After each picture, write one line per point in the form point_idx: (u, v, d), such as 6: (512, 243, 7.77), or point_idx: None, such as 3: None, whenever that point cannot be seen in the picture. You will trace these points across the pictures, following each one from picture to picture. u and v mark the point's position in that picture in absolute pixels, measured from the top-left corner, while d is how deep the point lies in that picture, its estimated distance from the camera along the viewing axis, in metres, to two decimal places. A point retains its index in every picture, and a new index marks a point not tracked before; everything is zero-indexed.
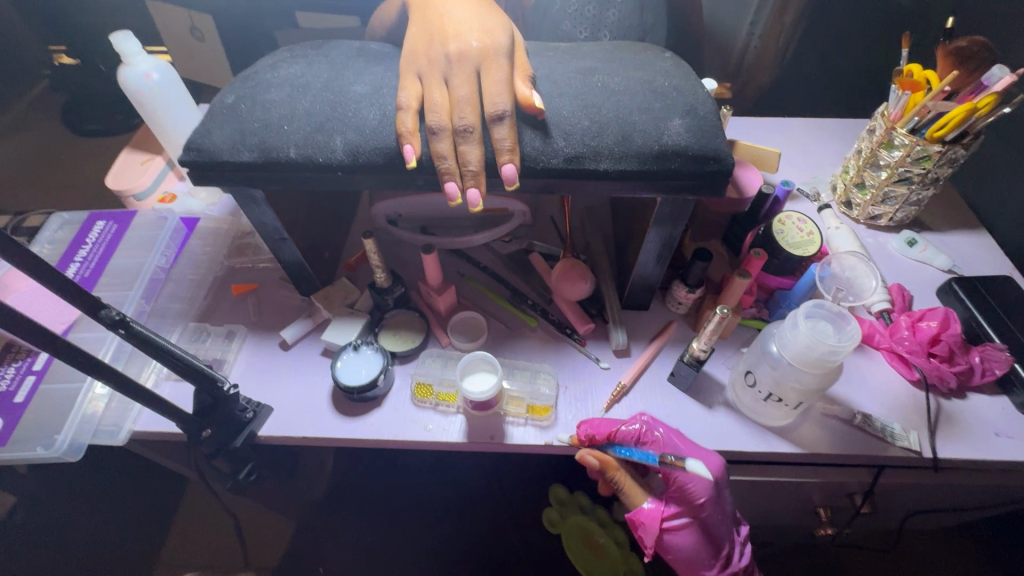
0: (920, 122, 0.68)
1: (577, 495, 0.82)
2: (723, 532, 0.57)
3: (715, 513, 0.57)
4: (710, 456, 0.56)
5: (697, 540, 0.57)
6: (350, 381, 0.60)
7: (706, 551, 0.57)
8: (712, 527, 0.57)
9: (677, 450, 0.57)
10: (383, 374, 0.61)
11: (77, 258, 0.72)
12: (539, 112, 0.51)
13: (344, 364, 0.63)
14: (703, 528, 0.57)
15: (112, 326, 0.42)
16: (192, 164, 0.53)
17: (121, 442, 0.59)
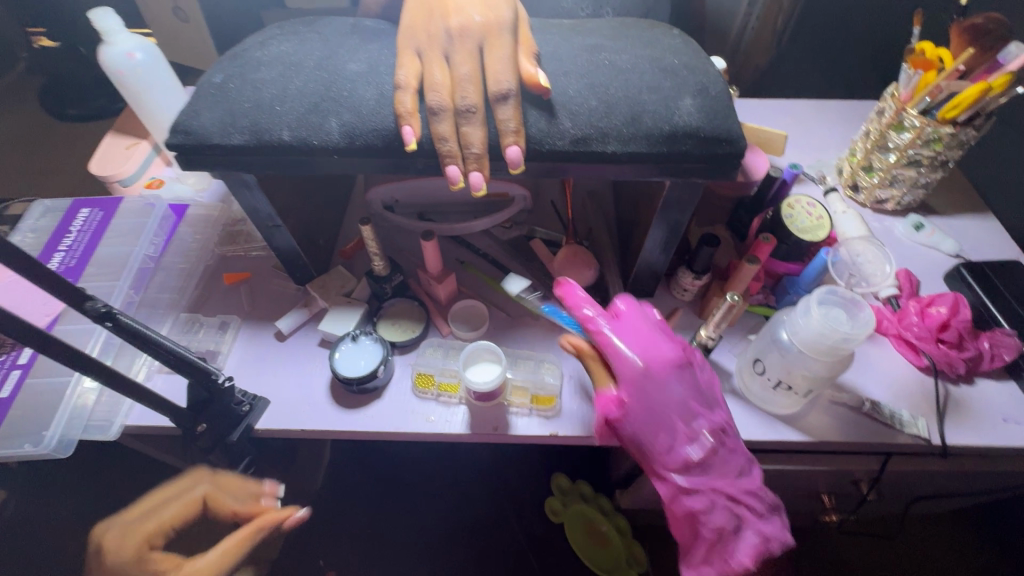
0: (932, 103, 0.66)
1: (579, 484, 0.82)
2: (676, 422, 0.51)
3: (677, 398, 0.52)
4: (672, 348, 0.54)
5: (650, 427, 0.52)
6: (348, 373, 0.59)
7: (674, 441, 0.51)
8: (672, 413, 0.51)
9: (645, 329, 0.55)
10: (383, 365, 0.60)
11: (61, 247, 0.70)
12: (545, 91, 0.49)
13: (343, 356, 0.61)
14: (659, 415, 0.51)
15: (97, 319, 0.39)
16: (179, 147, 0.51)
17: (113, 437, 0.57)
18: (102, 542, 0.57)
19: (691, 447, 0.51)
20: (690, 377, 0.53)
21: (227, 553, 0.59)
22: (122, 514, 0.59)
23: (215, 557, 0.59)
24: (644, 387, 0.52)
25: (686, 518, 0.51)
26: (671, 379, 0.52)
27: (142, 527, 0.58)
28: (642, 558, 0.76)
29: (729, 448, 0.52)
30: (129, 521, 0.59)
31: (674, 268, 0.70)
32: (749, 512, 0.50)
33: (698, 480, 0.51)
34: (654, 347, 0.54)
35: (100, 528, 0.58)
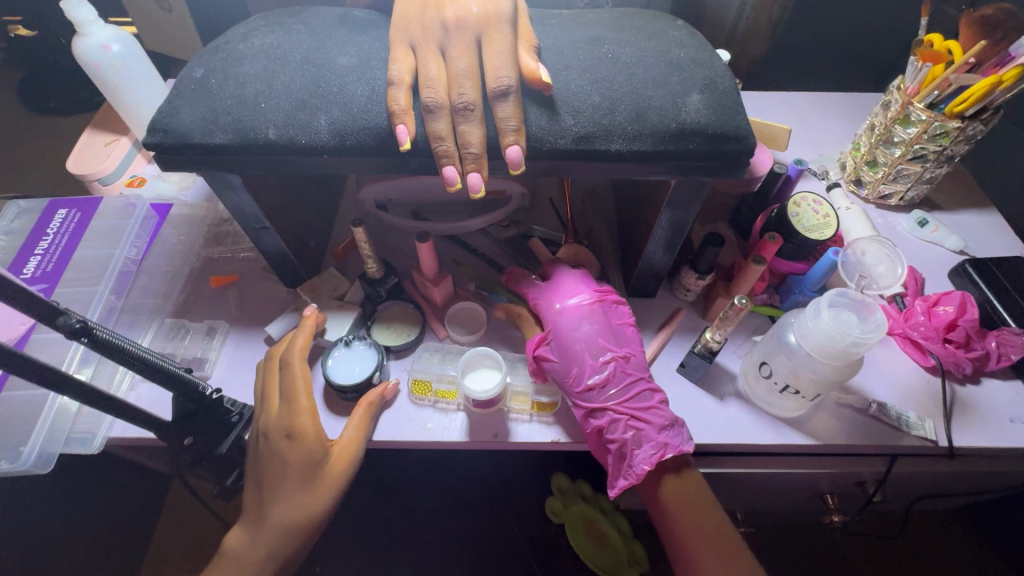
0: (939, 96, 0.65)
1: (579, 483, 0.79)
2: (581, 353, 0.54)
3: (578, 328, 0.55)
4: (580, 289, 0.58)
5: (560, 359, 0.55)
6: (342, 381, 0.57)
7: (575, 368, 0.54)
8: (574, 344, 0.55)
9: (560, 279, 0.60)
10: (377, 372, 0.57)
11: (37, 251, 0.66)
12: (546, 86, 0.46)
13: (337, 361, 0.59)
14: (566, 348, 0.55)
15: (72, 335, 0.37)
16: (157, 146, 0.48)
17: (95, 450, 0.54)
18: (292, 427, 0.52)
19: (594, 373, 0.53)
20: (593, 310, 0.56)
21: (360, 427, 0.55)
22: (286, 397, 0.54)
23: (352, 431, 0.54)
24: (555, 325, 0.56)
25: (597, 439, 0.53)
26: (579, 317, 0.56)
27: (303, 404, 0.53)
28: (641, 557, 0.75)
29: (631, 373, 0.54)
30: (284, 385, 0.54)
31: (677, 268, 0.68)
32: (647, 425, 0.51)
33: (603, 400, 0.53)
34: (568, 295, 0.58)
35: (286, 421, 0.53)
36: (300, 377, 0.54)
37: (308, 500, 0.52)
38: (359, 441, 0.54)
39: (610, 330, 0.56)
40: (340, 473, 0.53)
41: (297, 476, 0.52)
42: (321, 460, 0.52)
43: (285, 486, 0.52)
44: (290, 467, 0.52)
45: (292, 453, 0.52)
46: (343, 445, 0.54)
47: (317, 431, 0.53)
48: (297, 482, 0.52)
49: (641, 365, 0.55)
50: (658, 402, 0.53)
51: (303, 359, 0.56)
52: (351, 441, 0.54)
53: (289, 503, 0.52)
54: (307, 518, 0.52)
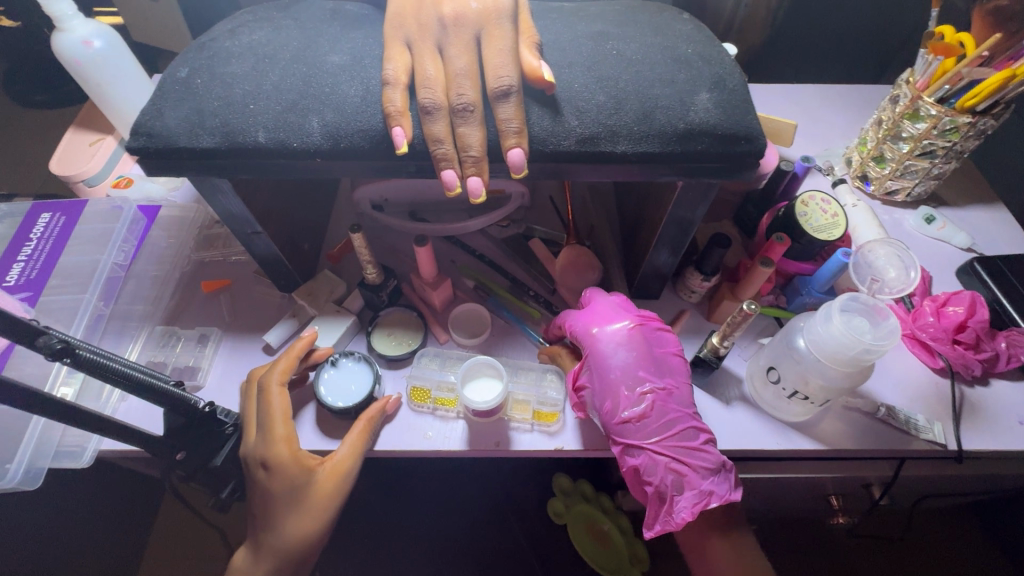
0: (950, 91, 0.63)
1: (580, 484, 0.78)
2: (618, 384, 0.51)
3: (614, 358, 0.52)
4: (621, 316, 0.55)
5: (596, 392, 0.52)
6: (340, 404, 0.54)
7: (611, 399, 0.51)
8: (611, 375, 0.52)
9: (599, 307, 0.57)
10: (377, 387, 0.56)
11: (20, 257, 0.64)
12: (549, 85, 0.44)
13: (329, 383, 0.57)
14: (602, 380, 0.52)
15: (53, 356, 0.35)
16: (141, 150, 0.45)
17: (85, 464, 0.52)
18: (268, 457, 0.51)
19: (630, 405, 0.50)
20: (633, 339, 0.53)
21: (356, 444, 0.53)
22: (263, 425, 0.51)
23: (346, 449, 0.52)
24: (593, 353, 0.53)
25: (633, 478, 0.50)
26: (618, 345, 0.53)
27: (281, 430, 0.51)
28: (643, 557, 0.74)
29: (674, 409, 0.50)
30: (261, 412, 0.52)
31: (681, 269, 0.67)
32: (691, 469, 0.48)
33: (640, 437, 0.50)
34: (609, 320, 0.55)
35: (264, 450, 0.51)
36: (277, 404, 0.52)
37: (303, 520, 0.51)
38: (352, 458, 0.52)
39: (652, 360, 0.53)
40: (330, 491, 0.51)
41: (289, 498, 0.51)
42: (308, 482, 0.51)
43: (278, 509, 0.51)
44: (278, 491, 0.51)
45: (275, 482, 0.50)
46: (333, 463, 0.52)
47: (299, 455, 0.51)
48: (289, 505, 0.51)
49: (685, 399, 0.52)
50: (702, 443, 0.50)
51: (281, 383, 0.53)
52: (343, 459, 0.52)
53: (286, 521, 0.51)
54: (305, 534, 0.51)
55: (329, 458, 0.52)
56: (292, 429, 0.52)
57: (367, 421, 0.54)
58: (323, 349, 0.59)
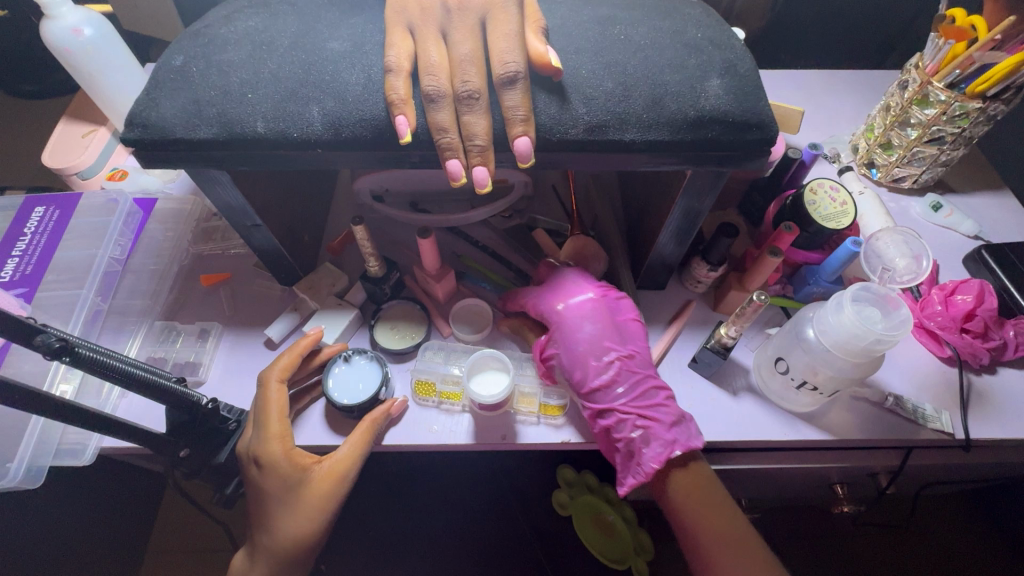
0: (961, 76, 0.62)
1: (585, 475, 0.79)
2: (585, 353, 0.53)
3: (577, 327, 0.54)
4: (583, 287, 0.56)
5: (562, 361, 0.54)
6: (346, 400, 0.54)
7: (577, 367, 0.53)
8: (576, 344, 0.53)
9: (556, 279, 0.58)
10: (383, 388, 0.55)
11: (14, 252, 0.63)
12: (556, 71, 0.43)
13: (338, 379, 0.56)
14: (568, 350, 0.54)
15: (53, 355, 0.34)
16: (136, 142, 0.44)
17: (88, 461, 0.52)
18: (261, 454, 0.50)
19: (598, 372, 0.52)
20: (595, 308, 0.55)
21: (358, 445, 0.52)
22: (259, 422, 0.51)
23: (347, 450, 0.51)
24: (557, 325, 0.55)
25: (604, 435, 0.52)
26: (582, 316, 0.54)
27: (275, 430, 0.50)
28: (649, 545, 0.75)
29: (637, 371, 0.52)
30: (258, 409, 0.51)
31: (687, 259, 0.66)
32: (655, 423, 0.50)
33: (608, 399, 0.52)
34: (572, 292, 0.56)
35: (256, 448, 0.50)
36: (273, 403, 0.51)
37: (297, 521, 0.50)
38: (350, 461, 0.51)
39: (616, 327, 0.55)
40: (325, 492, 0.50)
41: (284, 498, 0.50)
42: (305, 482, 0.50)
43: (272, 508, 0.50)
44: (272, 490, 0.50)
45: (268, 480, 0.50)
46: (331, 467, 0.51)
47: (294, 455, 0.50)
48: (282, 504, 0.50)
49: (647, 362, 0.54)
50: (665, 399, 0.52)
51: (280, 381, 0.53)
52: (342, 462, 0.51)
53: (281, 521, 0.50)
54: (299, 535, 0.50)
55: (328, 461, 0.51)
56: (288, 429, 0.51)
57: (369, 424, 0.52)
58: (333, 347, 0.58)
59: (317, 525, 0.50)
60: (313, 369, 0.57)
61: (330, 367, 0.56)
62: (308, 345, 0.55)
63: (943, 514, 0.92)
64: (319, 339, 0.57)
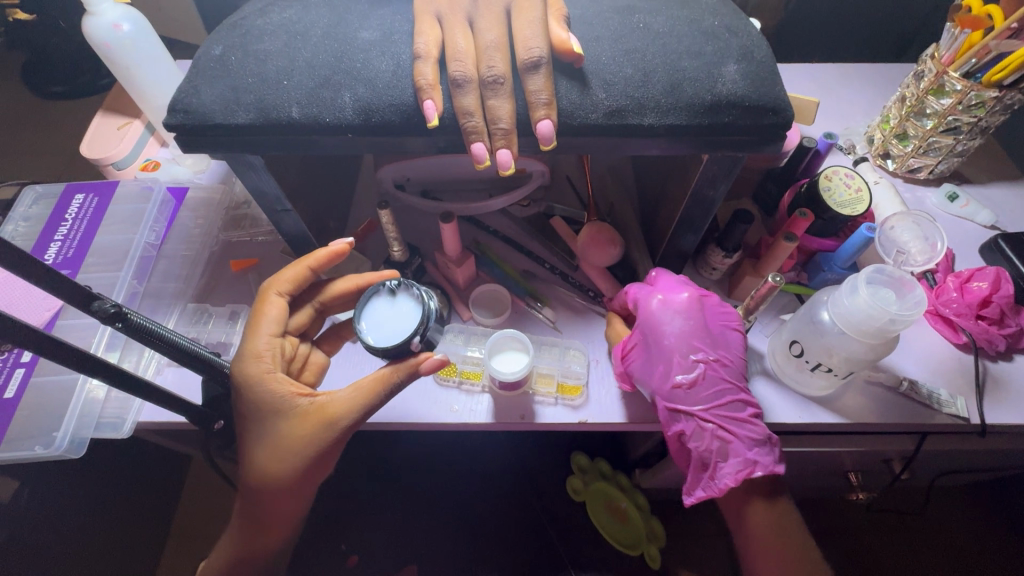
0: (977, 65, 0.62)
1: (599, 462, 0.79)
2: (672, 351, 0.53)
3: (670, 326, 0.53)
4: (681, 289, 0.55)
5: (648, 360, 0.54)
6: (378, 341, 0.46)
7: (665, 366, 0.52)
8: (666, 343, 0.53)
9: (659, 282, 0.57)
10: (419, 335, 0.47)
11: (57, 236, 0.66)
12: (578, 58, 0.45)
13: (379, 314, 0.49)
14: (657, 348, 0.53)
15: (107, 320, 0.36)
16: (179, 127, 0.47)
17: (126, 434, 0.54)
18: (246, 376, 0.46)
19: (682, 371, 0.52)
20: (692, 312, 0.54)
21: (363, 390, 0.45)
22: (248, 329, 0.49)
23: (346, 393, 0.46)
24: (646, 319, 0.54)
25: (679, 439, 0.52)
26: (674, 313, 0.54)
27: (261, 348, 0.47)
28: (660, 532, 0.76)
29: (726, 381, 0.52)
30: (251, 315, 0.49)
31: (703, 247, 0.67)
32: (735, 437, 0.50)
33: (688, 403, 0.51)
34: (667, 292, 0.56)
35: (236, 365, 0.47)
36: (267, 313, 0.49)
37: (273, 457, 0.46)
38: (345, 406, 0.45)
39: (707, 333, 0.54)
40: (308, 433, 0.45)
41: (265, 425, 0.46)
42: (290, 416, 0.46)
43: (251, 436, 0.47)
44: (252, 416, 0.46)
45: (250, 402, 0.46)
46: (323, 406, 0.46)
47: (278, 384, 0.46)
48: (262, 432, 0.46)
49: (736, 374, 0.53)
50: (750, 416, 0.51)
51: (276, 295, 0.50)
52: (336, 404, 0.45)
53: (259, 451, 0.46)
54: (272, 470, 0.46)
55: (321, 399, 0.46)
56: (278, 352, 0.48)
57: (379, 373, 0.46)
58: (371, 274, 0.53)
59: (294, 466, 0.45)
60: (348, 292, 0.53)
61: (363, 297, 0.49)
62: (326, 253, 0.51)
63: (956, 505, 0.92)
64: (341, 253, 0.51)
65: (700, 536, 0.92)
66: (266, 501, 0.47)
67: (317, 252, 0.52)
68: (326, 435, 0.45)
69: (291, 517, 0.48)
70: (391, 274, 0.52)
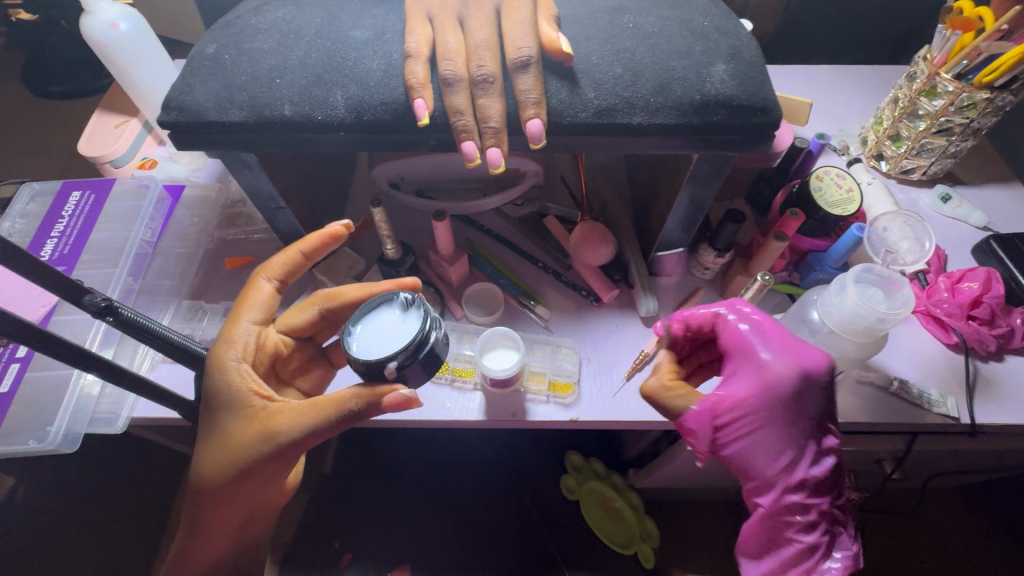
0: (968, 67, 0.62)
1: (592, 462, 0.81)
2: (796, 430, 0.45)
3: (799, 399, 0.45)
4: (813, 353, 0.46)
5: (759, 433, 0.45)
6: (367, 357, 0.42)
7: (783, 446, 0.45)
8: (789, 417, 0.45)
9: (772, 331, 0.48)
10: (398, 360, 0.41)
11: (54, 233, 0.66)
12: (567, 57, 0.45)
13: (381, 330, 0.44)
14: (772, 421, 0.45)
15: (97, 314, 0.36)
16: (173, 124, 0.47)
17: (120, 429, 0.54)
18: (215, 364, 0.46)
19: (806, 457, 0.45)
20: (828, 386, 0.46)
21: (314, 406, 0.43)
22: (232, 314, 0.49)
23: (300, 404, 0.43)
24: (768, 389, 0.45)
25: (768, 517, 0.46)
26: (807, 385, 0.45)
27: (235, 334, 0.47)
28: (653, 530, 0.78)
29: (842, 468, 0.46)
30: (237, 299, 0.50)
31: (695, 246, 0.67)
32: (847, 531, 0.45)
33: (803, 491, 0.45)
34: (791, 351, 0.46)
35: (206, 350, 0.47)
36: (253, 298, 0.50)
37: (215, 458, 0.44)
38: (293, 418, 0.43)
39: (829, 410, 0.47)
40: (251, 440, 0.43)
41: (213, 419, 0.45)
42: (238, 415, 0.44)
43: (202, 432, 0.45)
44: (204, 407, 0.45)
45: (207, 392, 0.45)
46: (271, 414, 0.43)
47: (236, 376, 0.45)
48: (208, 427, 0.45)
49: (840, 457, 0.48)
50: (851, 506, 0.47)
51: (269, 280, 0.50)
52: (284, 416, 0.43)
53: (202, 446, 0.45)
54: (209, 472, 0.44)
55: (274, 407, 0.44)
56: (250, 341, 0.48)
57: (342, 394, 0.42)
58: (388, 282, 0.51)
59: (230, 471, 0.44)
60: (358, 298, 0.51)
61: (369, 301, 0.45)
62: (318, 238, 0.50)
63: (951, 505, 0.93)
64: (333, 234, 0.50)
65: (694, 537, 0.92)
66: (198, 501, 0.45)
67: (313, 235, 0.51)
68: (264, 445, 0.43)
69: (221, 522, 0.47)
70: (411, 282, 0.51)
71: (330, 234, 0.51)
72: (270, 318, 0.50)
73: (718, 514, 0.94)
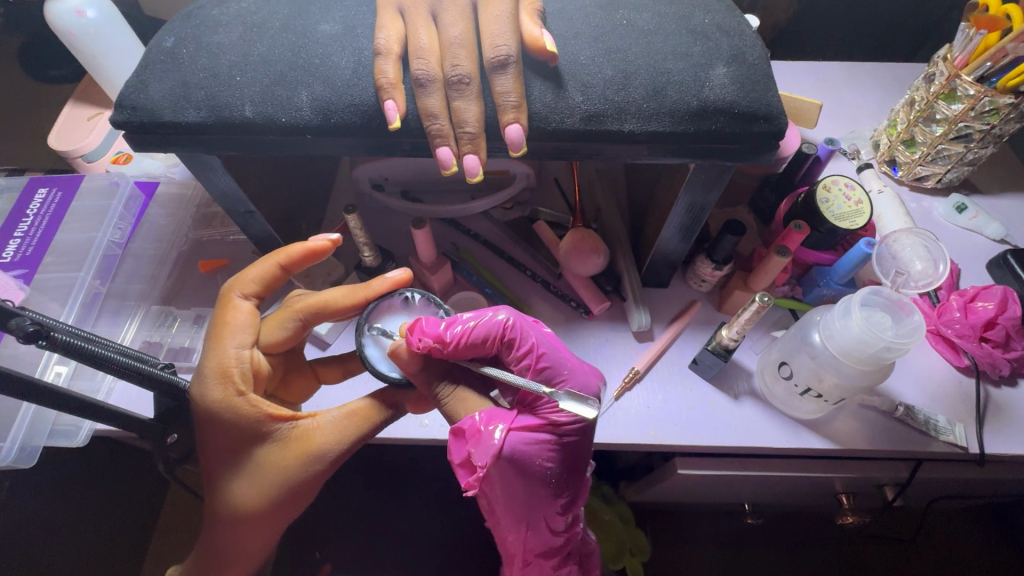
0: (992, 69, 0.57)
1: (601, 485, 0.79)
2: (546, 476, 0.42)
3: (567, 441, 0.43)
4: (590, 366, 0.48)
5: (538, 470, 0.42)
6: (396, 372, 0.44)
7: (557, 487, 0.43)
8: (570, 457, 0.43)
9: (559, 355, 0.45)
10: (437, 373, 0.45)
11: (17, 233, 0.63)
12: (551, 56, 0.41)
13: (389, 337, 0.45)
14: (563, 458, 0.43)
15: (27, 339, 0.32)
16: (125, 125, 0.44)
17: (81, 444, 0.52)
18: (246, 392, 0.44)
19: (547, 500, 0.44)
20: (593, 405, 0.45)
21: (350, 425, 0.45)
22: (211, 338, 0.45)
23: (333, 421, 0.45)
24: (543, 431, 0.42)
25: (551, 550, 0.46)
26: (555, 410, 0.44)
27: (228, 362, 0.44)
28: (642, 543, 0.79)
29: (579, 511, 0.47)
30: (214, 319, 0.46)
31: (692, 257, 0.64)
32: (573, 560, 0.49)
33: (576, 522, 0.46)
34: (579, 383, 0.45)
35: (197, 387, 0.43)
36: (234, 319, 0.46)
37: (248, 491, 0.43)
38: (332, 435, 0.44)
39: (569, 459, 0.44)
40: (292, 465, 0.43)
41: (237, 451, 0.44)
42: (269, 440, 0.44)
43: (221, 465, 0.44)
44: (224, 446, 0.44)
45: (229, 422, 0.43)
46: (308, 433, 0.44)
47: (250, 407, 0.43)
48: (232, 464, 0.44)
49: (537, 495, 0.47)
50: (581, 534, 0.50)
51: (244, 300, 0.47)
52: (322, 432, 0.44)
53: (230, 483, 0.44)
54: (240, 503, 0.44)
55: (306, 425, 0.45)
56: (246, 367, 0.44)
57: (371, 403, 0.45)
58: (381, 283, 0.48)
59: (266, 499, 0.43)
60: (354, 304, 0.48)
61: (374, 305, 0.47)
62: (302, 251, 0.47)
63: (961, 521, 0.91)
64: (326, 249, 0.48)
65: (692, 551, 0.89)
66: (234, 537, 0.44)
67: (294, 248, 0.48)
68: (309, 466, 0.44)
69: (257, 549, 0.46)
70: (404, 276, 0.48)
71: (312, 248, 0.48)
72: (256, 335, 0.47)
73: (719, 527, 0.91)
